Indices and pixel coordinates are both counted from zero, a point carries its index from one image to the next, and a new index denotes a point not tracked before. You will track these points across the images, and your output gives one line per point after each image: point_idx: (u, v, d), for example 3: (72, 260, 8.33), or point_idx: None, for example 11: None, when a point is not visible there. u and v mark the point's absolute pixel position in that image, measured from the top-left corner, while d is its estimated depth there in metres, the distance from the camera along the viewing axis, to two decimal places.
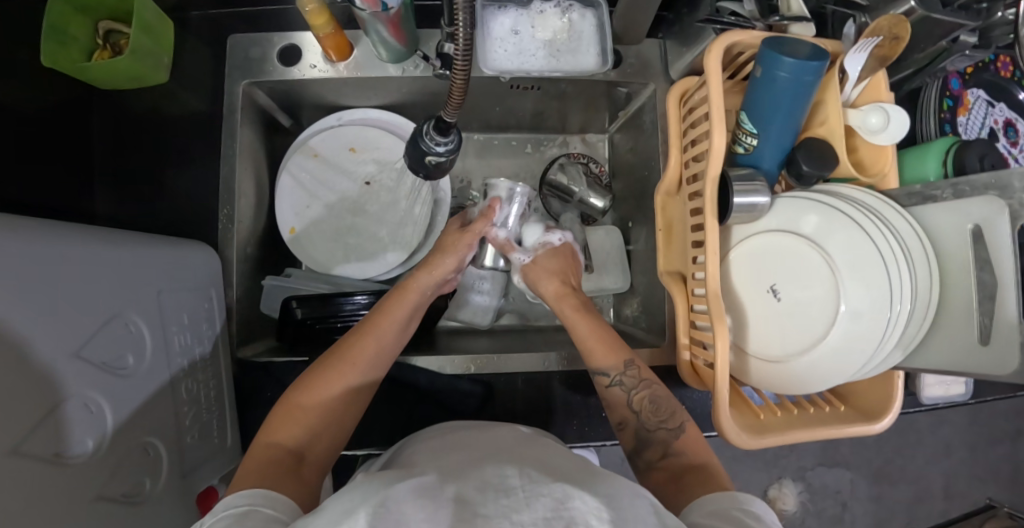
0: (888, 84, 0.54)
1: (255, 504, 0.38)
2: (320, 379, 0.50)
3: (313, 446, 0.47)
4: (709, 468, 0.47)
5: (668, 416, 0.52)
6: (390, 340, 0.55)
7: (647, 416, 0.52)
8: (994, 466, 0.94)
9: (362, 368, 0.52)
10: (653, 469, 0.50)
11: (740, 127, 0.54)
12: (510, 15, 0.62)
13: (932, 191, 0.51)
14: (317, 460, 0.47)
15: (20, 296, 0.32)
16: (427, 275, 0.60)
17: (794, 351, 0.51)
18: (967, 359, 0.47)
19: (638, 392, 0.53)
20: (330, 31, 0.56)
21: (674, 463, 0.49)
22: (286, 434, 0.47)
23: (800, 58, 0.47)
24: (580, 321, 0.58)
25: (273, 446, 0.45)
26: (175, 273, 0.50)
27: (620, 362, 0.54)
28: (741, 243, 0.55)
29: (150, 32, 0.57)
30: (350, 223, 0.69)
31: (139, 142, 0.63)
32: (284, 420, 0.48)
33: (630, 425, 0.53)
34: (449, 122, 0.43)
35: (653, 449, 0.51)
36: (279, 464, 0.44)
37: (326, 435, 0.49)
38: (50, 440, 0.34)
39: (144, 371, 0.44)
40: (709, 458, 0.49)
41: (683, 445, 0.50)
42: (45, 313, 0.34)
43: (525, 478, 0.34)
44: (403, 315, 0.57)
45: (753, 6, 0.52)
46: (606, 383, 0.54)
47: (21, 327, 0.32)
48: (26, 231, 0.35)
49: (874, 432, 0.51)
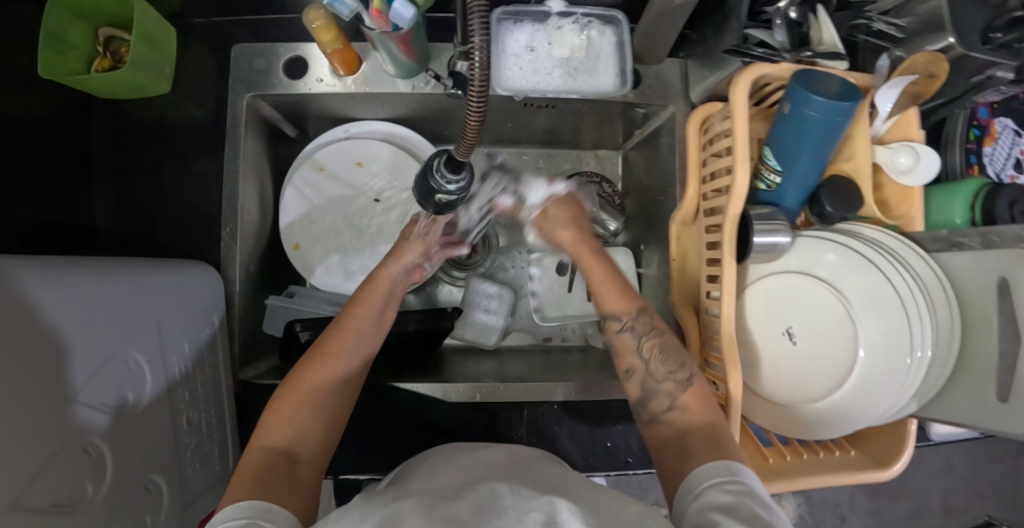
0: (919, 121, 0.52)
1: (254, 517, 0.35)
2: (303, 374, 0.47)
3: (305, 442, 0.44)
4: (713, 429, 0.45)
5: (677, 367, 0.49)
6: (368, 327, 0.53)
7: (655, 366, 0.50)
8: (995, 484, 0.94)
9: (344, 357, 0.50)
10: (658, 421, 0.49)
11: (763, 162, 0.53)
12: (526, 31, 0.59)
13: (959, 238, 0.49)
14: (312, 457, 0.44)
15: (11, 350, 0.31)
16: (393, 261, 0.58)
17: (812, 393, 0.50)
18: (983, 415, 0.46)
19: (648, 339, 0.52)
20: (339, 46, 0.53)
21: (679, 419, 0.47)
22: (275, 433, 0.43)
23: (831, 97, 0.45)
24: (596, 265, 0.57)
25: (263, 447, 0.42)
26: (176, 301, 0.49)
27: (632, 308, 0.53)
28: (756, 284, 0.54)
29: (150, 43, 0.55)
30: (357, 239, 0.67)
31: (140, 154, 0.61)
32: (272, 418, 0.45)
33: (637, 373, 0.51)
34: (461, 160, 0.41)
35: (659, 400, 0.49)
36: (272, 467, 0.41)
37: (317, 430, 0.45)
38: (50, 488, 0.33)
39: (143, 408, 0.43)
40: (715, 415, 0.46)
41: (688, 398, 0.48)
42: (38, 363, 0.33)
43: (517, 496, 0.37)
44: (379, 300, 0.55)
45: (784, 37, 0.50)
46: (618, 328, 0.53)
47: (13, 385, 0.31)
48: (14, 275, 0.33)
49: (885, 479, 0.50)
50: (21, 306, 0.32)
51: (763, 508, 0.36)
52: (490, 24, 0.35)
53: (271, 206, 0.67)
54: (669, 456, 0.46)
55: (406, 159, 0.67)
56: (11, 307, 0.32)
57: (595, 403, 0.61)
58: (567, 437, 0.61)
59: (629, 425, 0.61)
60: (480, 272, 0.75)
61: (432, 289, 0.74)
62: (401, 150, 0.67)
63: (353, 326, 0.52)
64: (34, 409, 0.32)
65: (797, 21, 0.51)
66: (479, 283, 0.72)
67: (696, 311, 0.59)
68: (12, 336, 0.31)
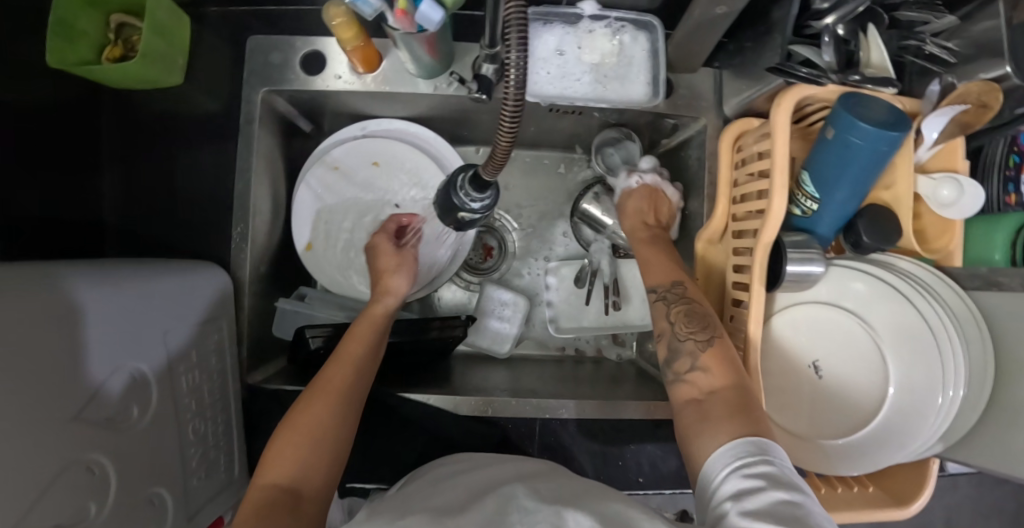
0: (965, 151, 0.50)
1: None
2: (300, 411, 0.46)
3: (309, 478, 0.43)
4: (736, 393, 0.43)
5: (699, 328, 0.48)
6: (367, 360, 0.51)
7: (679, 328, 0.49)
8: (996, 501, 0.98)
9: (346, 392, 0.48)
10: (679, 381, 0.47)
11: (800, 187, 0.50)
12: (555, 33, 0.56)
13: (998, 277, 0.47)
14: (316, 492, 0.43)
15: (8, 375, 0.29)
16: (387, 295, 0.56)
17: (833, 432, 0.49)
18: (1008, 463, 0.44)
19: (677, 305, 0.51)
20: (360, 44, 0.51)
21: (700, 380, 0.46)
22: (277, 471, 0.43)
23: (879, 125, 0.43)
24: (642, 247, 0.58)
25: (267, 485, 0.42)
26: (183, 308, 0.47)
27: (667, 280, 0.53)
28: (784, 311, 0.52)
29: (162, 33, 0.52)
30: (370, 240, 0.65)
31: (152, 146, 0.60)
32: (275, 453, 0.44)
33: (663, 337, 0.50)
34: (488, 180, 0.39)
35: (681, 360, 0.48)
36: (274, 507, 0.40)
37: (322, 466, 0.44)
38: (53, 510, 0.32)
39: (148, 422, 0.42)
40: (738, 377, 0.44)
41: (709, 358, 0.46)
42: (38, 385, 0.31)
43: (522, 506, 0.37)
44: (377, 333, 0.53)
45: (831, 56, 0.46)
46: (650, 298, 0.54)
47: (11, 412, 0.29)
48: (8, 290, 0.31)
49: (902, 518, 0.50)
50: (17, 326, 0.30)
51: (788, 489, 0.35)
52: (527, 38, 0.32)
53: (283, 203, 0.65)
54: (685, 418, 0.45)
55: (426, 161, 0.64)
56: (7, 327, 0.30)
57: (609, 422, 0.61)
58: (580, 453, 0.60)
59: (641, 445, 0.61)
60: (494, 278, 0.73)
61: (444, 292, 0.73)
62: (421, 152, 0.64)
63: (347, 358, 0.50)
64: (35, 433, 0.31)
65: (844, 38, 0.47)
66: (494, 290, 0.70)
67: None
68: (6, 359, 0.29)
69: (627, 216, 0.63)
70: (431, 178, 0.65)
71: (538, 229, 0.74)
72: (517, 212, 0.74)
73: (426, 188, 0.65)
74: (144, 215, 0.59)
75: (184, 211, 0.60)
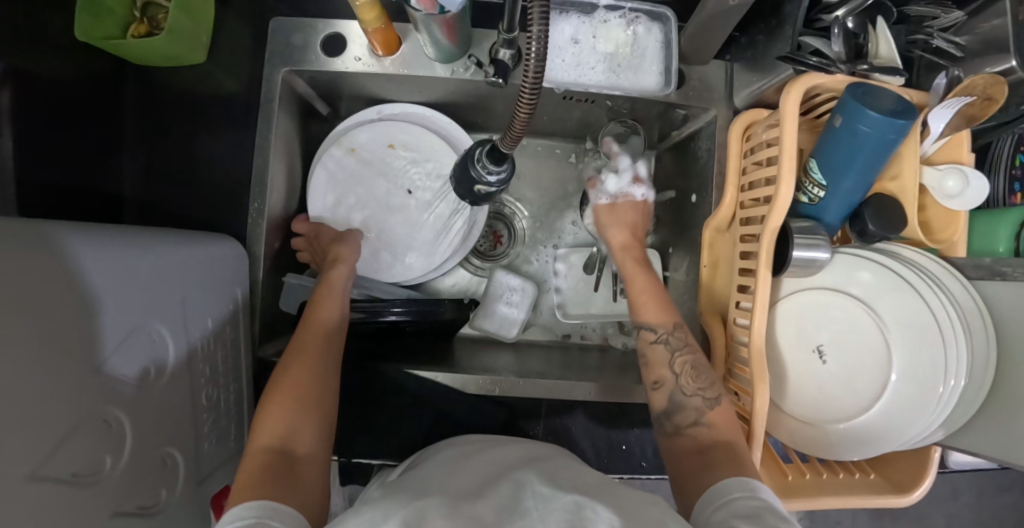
0: (971, 143, 0.50)
1: (264, 517, 0.35)
2: (278, 384, 0.48)
3: (298, 438, 0.45)
4: (737, 446, 0.46)
5: (706, 385, 0.51)
6: (333, 326, 0.54)
7: (685, 381, 0.52)
8: (997, 514, 1.02)
9: (319, 355, 0.51)
10: (680, 434, 0.50)
11: (807, 175, 0.51)
12: (571, 22, 0.57)
13: (1001, 267, 0.48)
14: (309, 449, 0.45)
15: (31, 322, 0.30)
16: (340, 265, 0.60)
17: (834, 417, 0.49)
18: (1010, 449, 0.45)
19: (681, 355, 0.54)
20: (381, 26, 0.52)
21: (703, 435, 0.48)
22: (266, 435, 0.44)
23: (885, 113, 0.44)
24: (640, 276, 0.61)
25: (260, 450, 0.43)
26: (202, 275, 0.49)
27: (668, 322, 0.56)
28: (788, 298, 0.53)
29: (188, 11, 0.54)
30: (386, 221, 0.66)
31: (173, 123, 0.62)
32: (262, 421, 0.45)
33: (666, 386, 0.53)
34: (505, 153, 0.40)
35: (684, 414, 0.51)
36: (270, 466, 0.41)
37: (308, 424, 0.46)
38: (70, 458, 0.33)
39: (164, 383, 0.43)
40: (737, 435, 0.47)
41: (715, 415, 0.49)
42: (61, 335, 0.32)
43: (539, 495, 0.38)
44: (336, 303, 0.57)
45: (840, 47, 0.48)
46: (652, 339, 0.56)
47: (34, 360, 0.30)
48: (32, 241, 0.32)
49: (902, 505, 0.50)
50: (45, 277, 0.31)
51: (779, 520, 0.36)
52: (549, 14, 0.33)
53: (298, 184, 0.67)
54: (685, 469, 0.47)
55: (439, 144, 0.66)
56: (38, 275, 0.31)
57: (613, 407, 0.62)
58: (583, 437, 0.61)
59: (644, 429, 0.62)
60: (504, 263, 0.75)
61: (453, 275, 0.74)
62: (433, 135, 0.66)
63: (313, 329, 0.53)
64: (56, 382, 0.32)
65: (854, 31, 0.49)
66: (502, 275, 0.71)
67: (723, 320, 0.58)
68: (33, 306, 0.30)
69: (614, 227, 0.66)
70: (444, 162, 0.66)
71: (548, 218, 0.76)
72: (528, 200, 0.76)
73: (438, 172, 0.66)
74: (162, 190, 0.61)
75: (203, 186, 0.62)
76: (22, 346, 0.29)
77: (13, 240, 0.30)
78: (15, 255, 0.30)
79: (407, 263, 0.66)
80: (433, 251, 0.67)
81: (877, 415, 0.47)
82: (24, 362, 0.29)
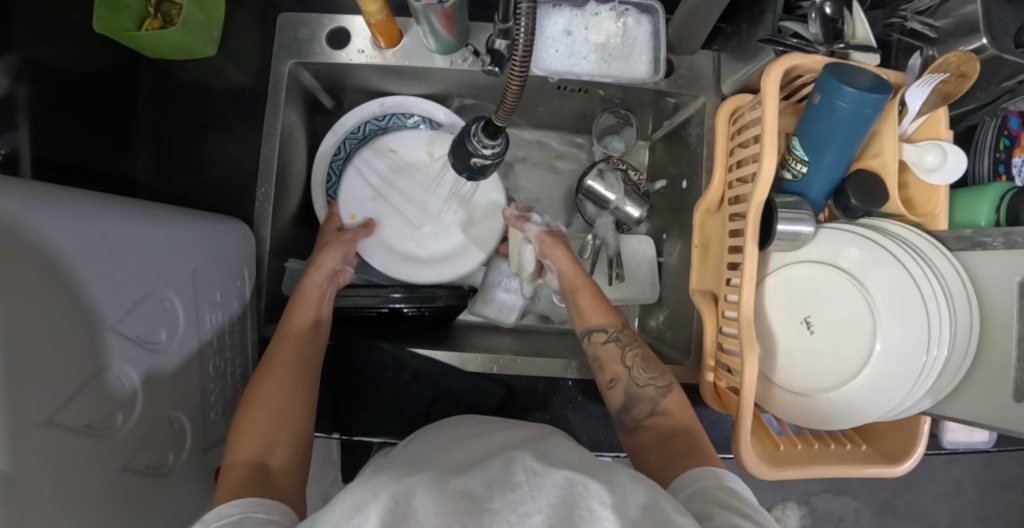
0: (948, 121, 0.52)
1: (251, 510, 0.37)
2: (254, 399, 0.48)
3: (273, 452, 0.45)
4: (696, 432, 0.49)
5: (657, 374, 0.54)
6: (309, 334, 0.56)
7: (637, 372, 0.54)
8: (1002, 511, 1.02)
9: (293, 365, 0.52)
10: (640, 427, 0.52)
11: (790, 152, 0.53)
12: (564, 15, 0.60)
13: (982, 237, 0.49)
14: (284, 463, 0.45)
15: (52, 276, 0.32)
16: (315, 271, 0.60)
17: (822, 387, 0.50)
18: (998, 415, 0.45)
19: (631, 349, 0.57)
20: (382, 18, 0.54)
21: (661, 424, 0.51)
22: (243, 449, 0.45)
23: (862, 89, 0.46)
24: (585, 286, 0.62)
25: (238, 463, 0.43)
26: (209, 252, 0.51)
27: (616, 321, 0.59)
28: (775, 273, 0.55)
29: (201, 6, 0.58)
30: (398, 234, 0.69)
31: (185, 114, 0.66)
32: (238, 438, 0.46)
33: (621, 381, 0.54)
34: (499, 126, 0.42)
35: (641, 406, 0.53)
36: (248, 477, 0.42)
37: (282, 439, 0.47)
38: (83, 410, 0.35)
39: (175, 348, 0.45)
40: (694, 420, 0.51)
41: (670, 404, 0.52)
42: (76, 293, 0.34)
43: (530, 467, 0.36)
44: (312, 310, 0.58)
45: (817, 29, 0.51)
46: (603, 338, 0.58)
47: (53, 312, 0.32)
48: (53, 203, 0.34)
49: (894, 475, 0.51)
50: (64, 238, 0.33)
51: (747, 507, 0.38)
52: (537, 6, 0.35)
53: (304, 173, 0.70)
54: (653, 459, 0.49)
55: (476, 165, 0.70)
56: (53, 231, 0.33)
57: None
58: (576, 414, 0.63)
59: None
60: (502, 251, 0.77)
61: None
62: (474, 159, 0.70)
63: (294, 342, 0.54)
64: (71, 339, 0.33)
65: (833, 16, 0.51)
66: (501, 262, 0.74)
67: (714, 298, 0.59)
68: (54, 262, 0.32)
69: (557, 253, 0.65)
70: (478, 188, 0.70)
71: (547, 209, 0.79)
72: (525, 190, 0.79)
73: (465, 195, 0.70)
74: (173, 177, 0.65)
75: (212, 173, 0.66)
76: (41, 300, 0.31)
77: (39, 203, 0.33)
78: (36, 212, 0.32)
79: (401, 273, 0.67)
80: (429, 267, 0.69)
81: (855, 391, 0.49)
82: (43, 311, 0.31)
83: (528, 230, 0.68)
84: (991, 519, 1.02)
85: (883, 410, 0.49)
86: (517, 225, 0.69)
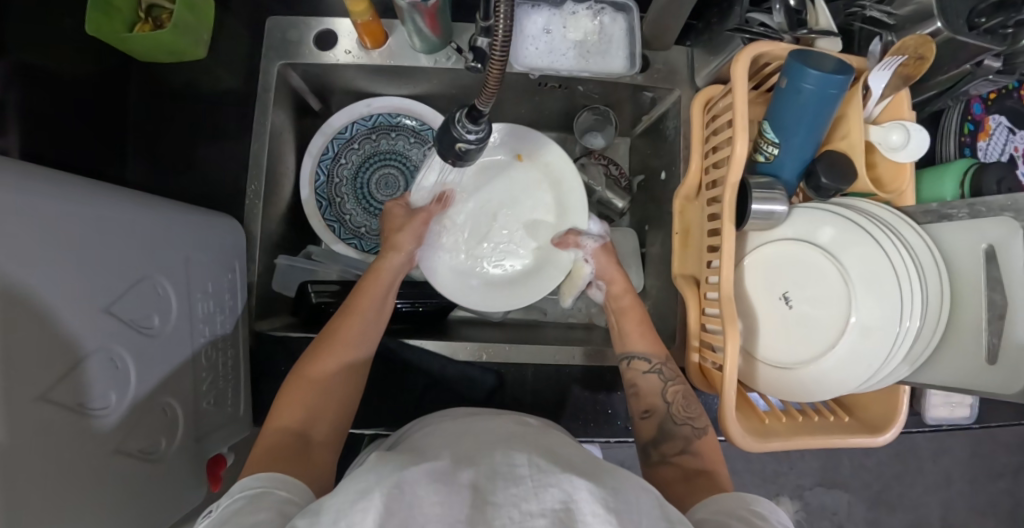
0: (910, 103, 0.55)
1: (272, 486, 0.39)
2: (307, 370, 0.52)
3: (315, 424, 0.49)
4: (718, 476, 0.51)
5: (697, 414, 0.56)
6: (372, 315, 0.58)
7: (676, 409, 0.57)
8: (992, 499, 1.03)
9: (348, 342, 0.55)
10: (665, 462, 0.54)
11: (762, 136, 0.55)
12: (543, 14, 0.63)
13: (948, 210, 0.52)
14: (324, 437, 0.49)
15: (50, 264, 0.33)
16: (396, 254, 0.63)
17: (803, 359, 0.52)
18: (974, 377, 0.47)
19: (673, 384, 0.59)
20: (367, 19, 0.56)
21: (688, 462, 0.53)
22: (287, 416, 0.48)
23: (826, 71, 0.48)
24: (633, 314, 0.64)
25: (280, 431, 0.47)
26: (200, 244, 0.52)
27: (661, 353, 0.60)
28: (753, 253, 0.56)
29: (191, 8, 0.61)
30: (459, 260, 0.71)
31: (174, 114, 0.68)
32: (284, 403, 0.49)
33: (657, 414, 0.57)
34: (482, 111, 0.42)
35: (672, 443, 0.55)
36: (288, 446, 0.46)
37: (328, 414, 0.50)
38: (75, 390, 0.35)
39: (169, 332, 0.46)
40: (718, 465, 0.52)
41: (703, 445, 0.54)
42: (74, 276, 0.35)
43: (535, 466, 0.36)
44: (379, 292, 0.59)
45: (781, 18, 0.54)
46: (645, 369, 0.60)
47: (45, 287, 0.32)
48: (51, 184, 0.35)
49: (877, 444, 0.53)
50: (62, 221, 0.35)
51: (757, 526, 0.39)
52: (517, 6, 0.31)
53: (293, 174, 0.72)
54: (675, 491, 0.50)
55: (551, 203, 0.73)
56: (48, 215, 0.33)
57: (594, 369, 0.65)
58: (567, 401, 0.64)
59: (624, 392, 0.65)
60: None
61: None
62: (551, 194, 0.74)
63: (360, 319, 0.57)
64: (62, 320, 0.34)
65: (796, 7, 0.54)
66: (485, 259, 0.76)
67: (694, 280, 0.61)
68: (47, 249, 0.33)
69: (608, 266, 0.67)
70: (546, 227, 0.73)
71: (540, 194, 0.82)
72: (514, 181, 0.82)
73: (538, 230, 0.73)
74: (163, 174, 0.66)
75: (202, 172, 0.68)
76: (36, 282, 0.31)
77: (35, 184, 0.33)
78: (32, 190, 0.33)
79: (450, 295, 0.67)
80: (480, 291, 0.69)
81: (836, 364, 0.50)
82: (35, 282, 0.31)
83: (583, 246, 0.69)
84: (983, 508, 1.03)
85: (852, 386, 0.50)
86: (570, 241, 0.70)
